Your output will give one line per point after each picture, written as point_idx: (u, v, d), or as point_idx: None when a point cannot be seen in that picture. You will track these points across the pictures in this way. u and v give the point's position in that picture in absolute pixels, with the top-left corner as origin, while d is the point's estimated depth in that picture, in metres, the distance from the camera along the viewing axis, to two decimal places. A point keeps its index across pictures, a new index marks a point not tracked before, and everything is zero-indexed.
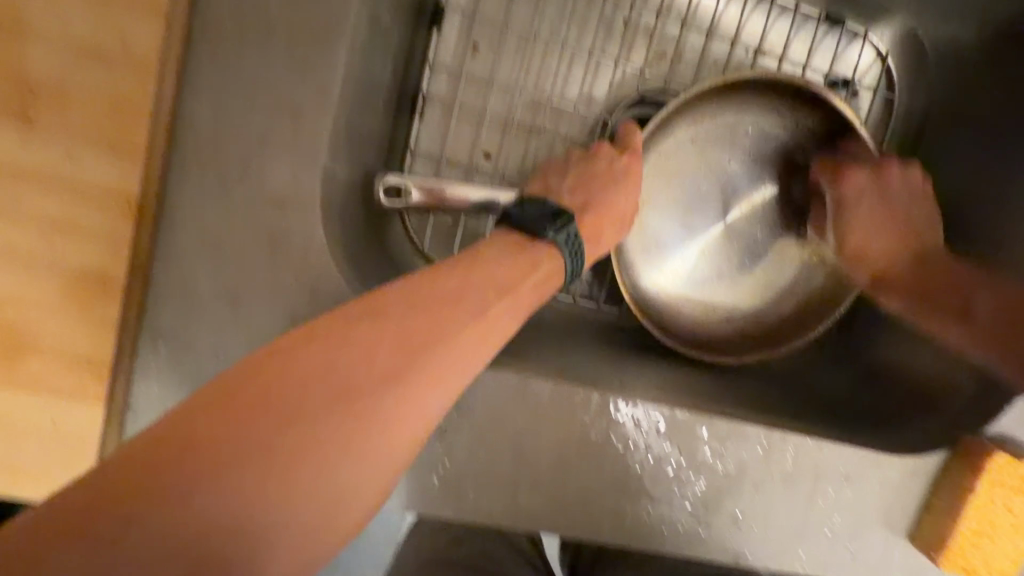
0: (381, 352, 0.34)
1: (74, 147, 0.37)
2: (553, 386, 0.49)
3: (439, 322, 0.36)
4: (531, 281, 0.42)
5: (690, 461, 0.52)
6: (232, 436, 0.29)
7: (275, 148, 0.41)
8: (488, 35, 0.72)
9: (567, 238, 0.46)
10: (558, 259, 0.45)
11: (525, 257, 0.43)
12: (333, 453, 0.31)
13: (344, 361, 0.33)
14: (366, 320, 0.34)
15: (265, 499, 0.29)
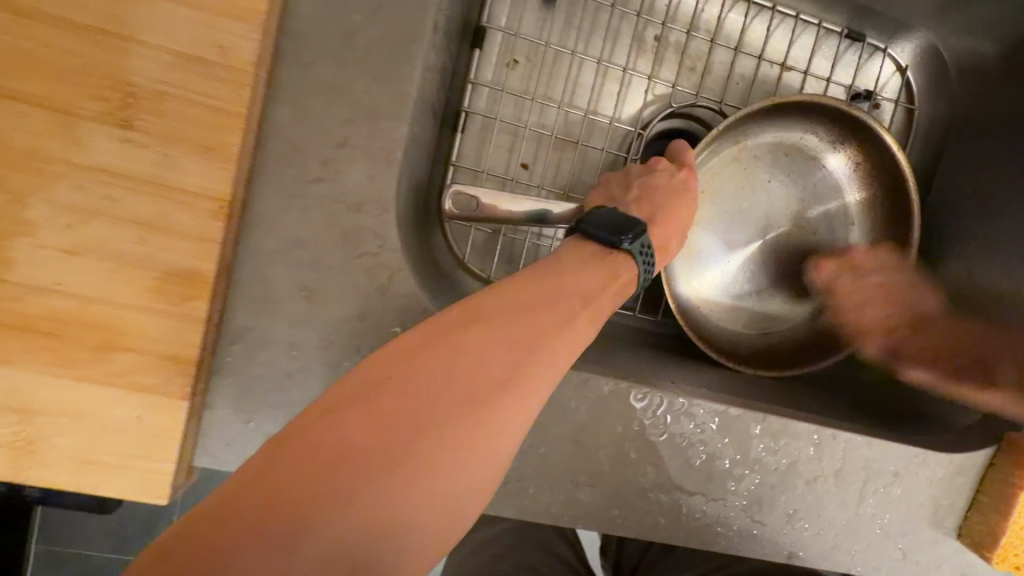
0: (487, 360, 0.34)
1: (166, 148, 0.38)
2: (613, 383, 0.50)
3: (540, 329, 0.37)
4: (610, 289, 0.43)
5: (744, 458, 0.53)
6: (365, 447, 0.29)
7: (355, 152, 0.43)
8: (526, 51, 0.75)
9: (642, 248, 0.47)
10: (635, 272, 0.46)
11: (603, 268, 0.44)
12: (457, 453, 0.32)
13: (456, 367, 0.34)
14: (473, 327, 0.36)
15: (399, 507, 0.29)
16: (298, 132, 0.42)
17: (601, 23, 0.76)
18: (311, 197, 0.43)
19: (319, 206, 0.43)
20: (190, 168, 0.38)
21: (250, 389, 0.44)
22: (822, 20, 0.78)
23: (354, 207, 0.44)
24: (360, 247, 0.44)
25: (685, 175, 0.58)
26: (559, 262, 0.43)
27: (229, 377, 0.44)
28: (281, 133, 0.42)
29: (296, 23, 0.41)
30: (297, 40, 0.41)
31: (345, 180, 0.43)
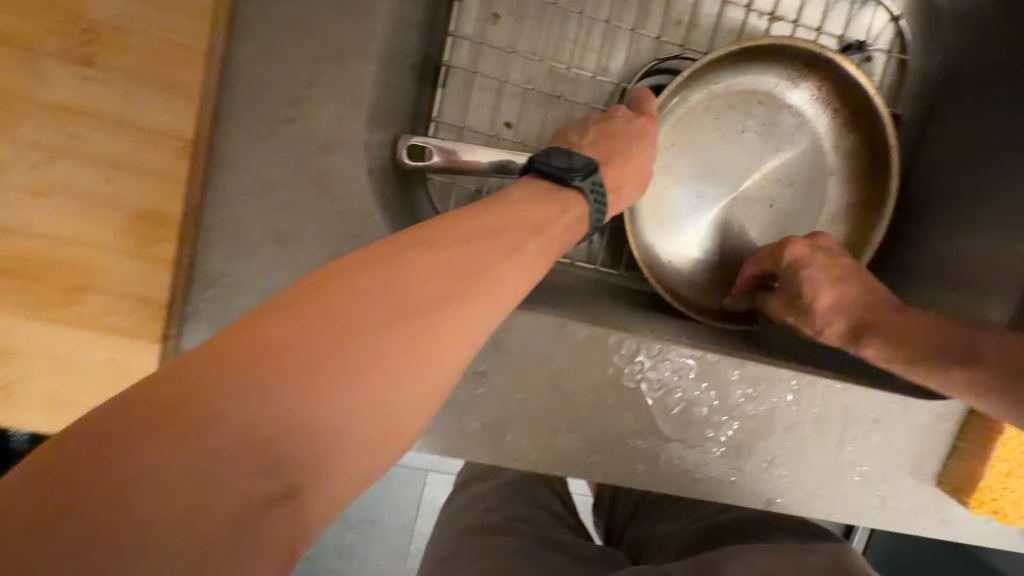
0: (428, 277, 0.35)
1: (129, 86, 0.38)
2: (590, 329, 0.50)
3: (483, 253, 0.39)
4: (563, 221, 0.46)
5: (723, 404, 0.53)
6: (297, 344, 0.30)
7: (323, 92, 0.42)
8: (508, 3, 0.73)
9: (592, 186, 0.50)
10: (586, 207, 0.49)
11: (557, 201, 0.47)
12: (408, 356, 0.33)
13: (400, 284, 0.35)
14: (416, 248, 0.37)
15: (327, 400, 0.29)
16: (266, 70, 0.41)
17: None
18: (279, 138, 0.42)
19: (288, 148, 0.43)
20: (154, 107, 0.38)
21: None
22: None
23: (324, 149, 0.43)
24: (331, 189, 0.44)
25: (644, 122, 0.61)
26: (532, 189, 0.47)
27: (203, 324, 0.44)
28: (246, 69, 0.41)
29: None
30: None
31: (314, 121, 0.43)
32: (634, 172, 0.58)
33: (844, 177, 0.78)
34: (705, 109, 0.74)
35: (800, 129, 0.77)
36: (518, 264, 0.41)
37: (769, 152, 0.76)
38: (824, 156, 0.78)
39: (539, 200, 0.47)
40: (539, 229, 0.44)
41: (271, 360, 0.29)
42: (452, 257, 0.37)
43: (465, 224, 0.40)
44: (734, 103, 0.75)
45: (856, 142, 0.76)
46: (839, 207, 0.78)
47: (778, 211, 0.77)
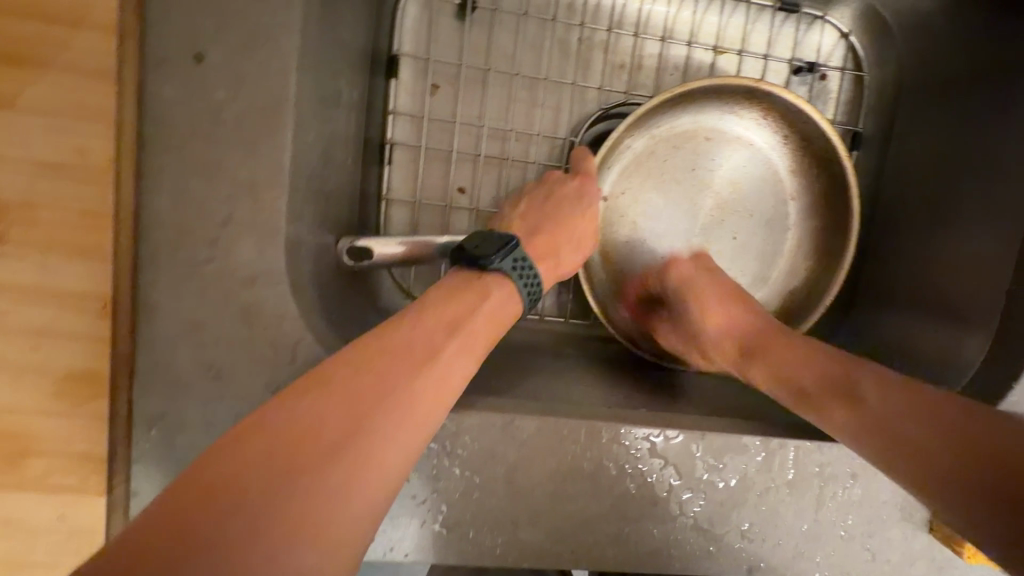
0: (349, 406, 0.35)
1: (48, 256, 0.40)
2: (540, 420, 0.49)
3: (411, 365, 0.38)
4: (484, 312, 0.45)
5: (687, 479, 0.52)
6: (228, 509, 0.29)
7: (237, 229, 0.42)
8: (447, 74, 0.74)
9: (513, 262, 0.50)
10: (510, 288, 0.49)
11: (474, 292, 0.46)
12: (342, 493, 0.32)
13: (325, 421, 0.34)
14: (339, 375, 0.36)
15: (265, 558, 0.29)
16: (175, 218, 0.41)
17: (520, 35, 0.75)
18: (198, 280, 0.42)
19: (210, 288, 0.43)
20: (72, 273, 0.41)
21: None
22: None
23: (246, 283, 0.43)
24: (259, 321, 0.44)
25: (578, 183, 0.61)
26: (454, 288, 0.46)
27: None
28: (156, 219, 0.41)
29: (155, 111, 0.40)
30: (157, 124, 0.40)
31: (231, 258, 0.43)
32: (571, 238, 0.58)
33: (806, 201, 0.77)
34: (652, 154, 0.74)
35: (752, 159, 0.76)
36: (446, 368, 0.40)
37: (725, 187, 0.75)
38: (782, 183, 0.77)
39: (458, 296, 0.46)
40: (462, 327, 0.43)
41: (203, 531, 0.28)
42: (366, 387, 0.36)
43: (379, 341, 0.39)
44: (681, 145, 0.74)
45: (812, 167, 0.75)
46: (804, 233, 0.77)
47: (742, 244, 0.76)
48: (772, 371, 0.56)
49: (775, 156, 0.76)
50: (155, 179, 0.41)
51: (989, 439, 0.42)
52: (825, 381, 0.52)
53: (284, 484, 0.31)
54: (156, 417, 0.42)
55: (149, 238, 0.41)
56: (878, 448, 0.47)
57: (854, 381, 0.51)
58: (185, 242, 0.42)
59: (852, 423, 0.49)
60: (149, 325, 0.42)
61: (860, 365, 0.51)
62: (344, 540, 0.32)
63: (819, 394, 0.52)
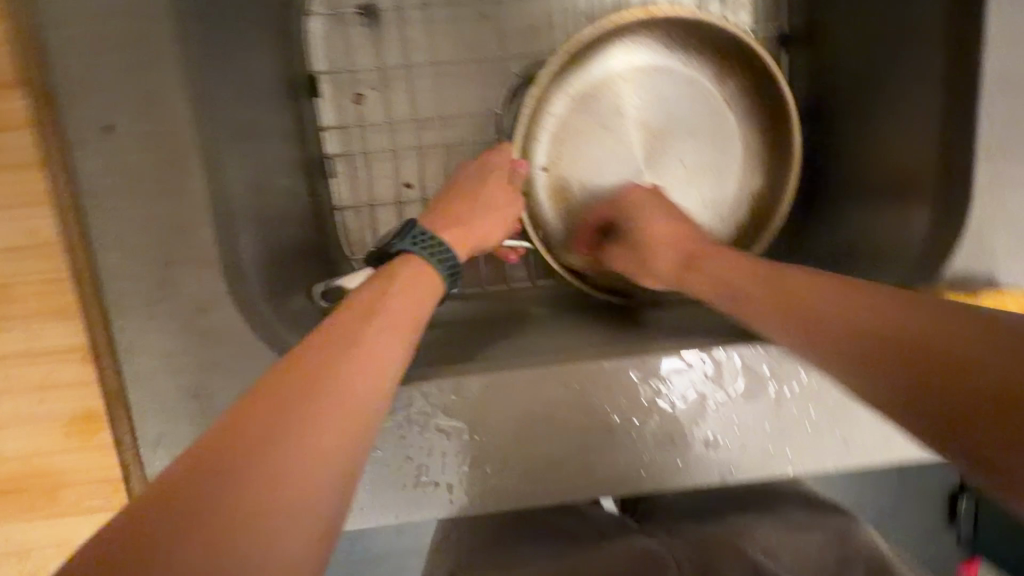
0: (306, 371, 0.41)
1: (34, 325, 0.48)
2: (487, 377, 0.54)
3: (355, 333, 0.44)
4: (404, 286, 0.51)
5: (637, 403, 0.55)
6: (214, 468, 0.34)
7: (178, 266, 0.49)
8: (368, 79, 0.78)
9: (414, 238, 0.57)
10: (416, 256, 0.55)
11: (394, 270, 0.53)
12: (311, 438, 0.37)
13: (286, 388, 0.39)
14: (292, 355, 0.42)
15: (253, 500, 0.34)
16: (125, 267, 0.48)
17: (428, 24, 0.78)
18: (158, 317, 0.49)
19: (169, 320, 0.50)
20: (56, 332, 0.49)
21: None
22: None
23: (199, 310, 0.50)
24: (218, 340, 0.50)
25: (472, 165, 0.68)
26: (377, 276, 0.52)
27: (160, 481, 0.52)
28: (111, 271, 0.48)
29: (84, 183, 0.47)
30: (91, 192, 0.47)
31: (181, 291, 0.49)
32: (475, 206, 0.63)
33: (743, 107, 0.76)
34: (581, 104, 0.75)
35: (677, 82, 0.76)
36: (380, 348, 0.45)
37: (659, 115, 0.76)
38: (714, 95, 0.76)
39: (383, 288, 0.51)
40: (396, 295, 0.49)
41: (195, 489, 0.33)
42: (318, 355, 0.42)
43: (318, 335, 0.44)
44: (606, 87, 0.75)
45: (735, 72, 0.74)
46: (749, 138, 0.77)
47: (690, 165, 0.77)
48: (738, 302, 0.54)
49: (698, 71, 0.76)
50: (100, 240, 0.48)
51: (944, 340, 0.37)
52: (785, 305, 0.49)
53: (256, 448, 0.36)
54: (153, 437, 0.50)
55: (108, 291, 0.48)
56: (833, 352, 0.43)
57: (840, 292, 0.46)
58: (139, 287, 0.49)
59: (814, 329, 0.45)
60: (128, 363, 0.49)
61: (835, 287, 0.47)
62: (308, 498, 0.36)
63: (789, 308, 0.48)
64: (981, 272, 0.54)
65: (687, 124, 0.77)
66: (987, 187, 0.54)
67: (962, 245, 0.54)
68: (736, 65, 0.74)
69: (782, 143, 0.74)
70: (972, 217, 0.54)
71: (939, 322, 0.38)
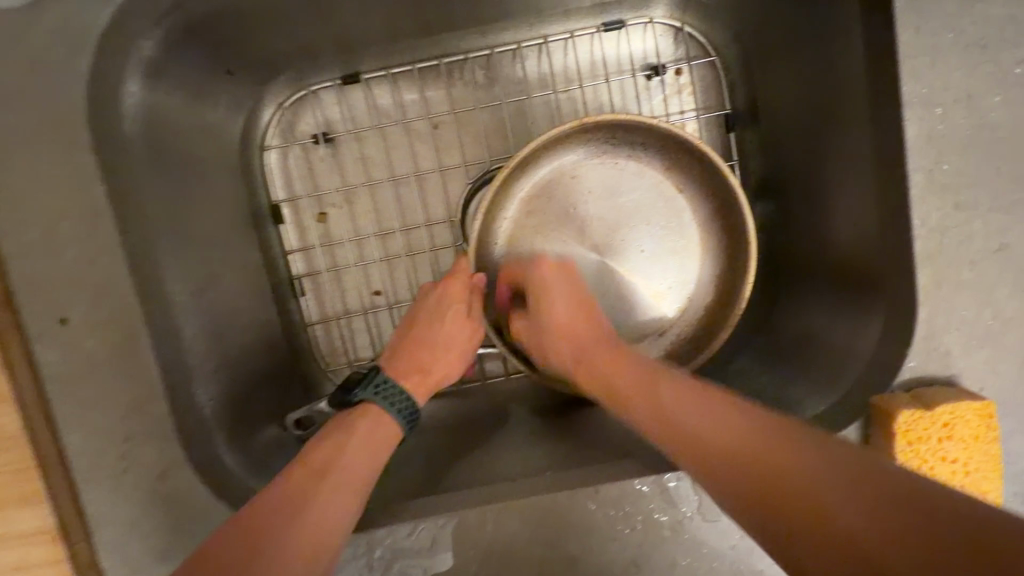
0: (264, 520, 0.46)
1: (14, 504, 0.53)
2: (443, 516, 0.55)
3: (312, 483, 0.49)
4: (364, 432, 0.56)
5: (593, 531, 0.55)
6: None
7: (137, 438, 0.51)
8: (332, 199, 0.81)
9: (373, 388, 0.60)
10: (374, 410, 0.58)
11: (355, 416, 0.57)
12: None
13: (244, 533, 0.44)
14: (257, 501, 0.47)
15: None
16: (87, 446, 0.51)
17: (381, 140, 0.80)
18: (119, 489, 0.51)
19: (129, 492, 0.52)
20: (31, 510, 0.53)
21: None
22: (574, 29, 0.78)
23: (159, 477, 0.52)
24: (177, 505, 0.52)
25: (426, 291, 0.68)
26: (339, 424, 0.56)
27: None
28: (74, 451, 0.51)
29: (48, 374, 0.50)
30: (50, 381, 0.50)
31: (139, 463, 0.51)
32: (432, 344, 0.66)
33: (693, 192, 0.75)
34: (540, 204, 0.76)
35: (625, 175, 0.76)
36: (344, 477, 0.51)
37: (611, 209, 0.75)
38: (664, 182, 0.76)
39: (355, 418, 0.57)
40: (354, 444, 0.54)
41: None
42: (278, 501, 0.47)
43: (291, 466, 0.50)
44: (563, 184, 0.76)
45: (680, 161, 0.73)
46: (705, 221, 0.76)
47: (649, 252, 0.76)
48: (658, 411, 0.48)
49: (645, 161, 0.75)
50: (65, 423, 0.51)
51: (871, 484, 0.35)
52: (672, 417, 0.47)
53: None
54: None
55: (73, 470, 0.51)
56: (770, 510, 0.38)
57: (726, 417, 0.44)
58: (100, 463, 0.51)
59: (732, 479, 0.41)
60: (94, 537, 0.52)
61: (734, 415, 0.44)
62: None
63: (692, 444, 0.44)
64: (938, 373, 0.52)
65: (641, 213, 0.76)
66: (932, 289, 0.52)
67: (915, 346, 0.52)
68: (680, 154, 0.73)
69: (737, 226, 0.72)
70: (920, 320, 0.52)
71: (901, 505, 0.34)
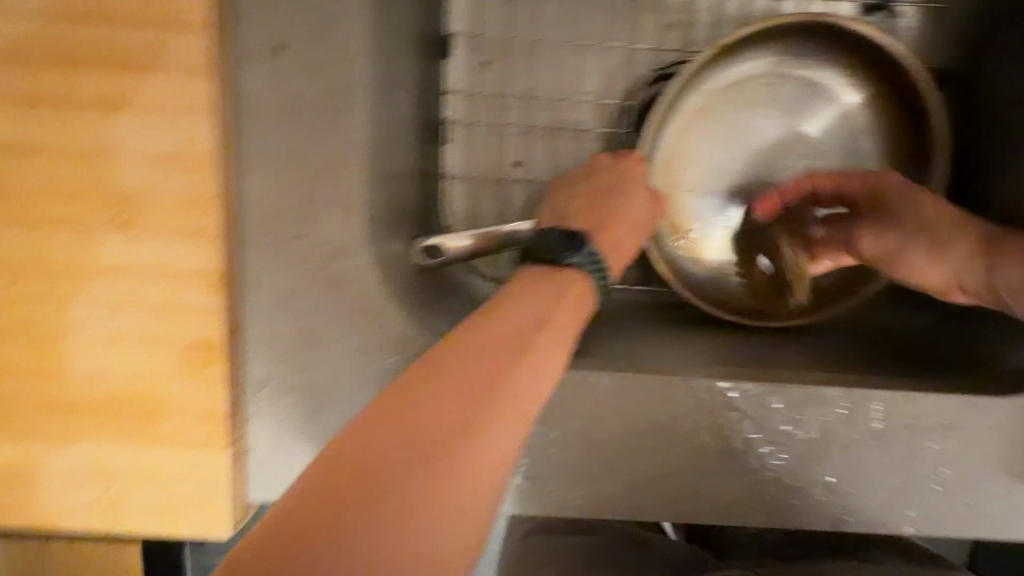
0: (474, 372, 0.37)
1: (160, 244, 0.45)
2: (609, 375, 0.51)
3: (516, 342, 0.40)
4: (570, 301, 0.46)
5: (762, 431, 0.51)
6: (374, 475, 0.32)
7: (323, 205, 0.47)
8: (499, 50, 0.75)
9: (589, 258, 0.48)
10: (587, 284, 0.48)
11: (554, 287, 0.45)
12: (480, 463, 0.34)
13: (461, 378, 0.37)
14: (455, 349, 0.38)
15: (417, 521, 0.31)
16: (268, 201, 0.46)
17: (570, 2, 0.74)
18: (290, 255, 0.47)
19: (302, 260, 0.47)
20: (182, 253, 0.45)
21: (279, 429, 0.50)
22: None
23: (333, 255, 0.47)
24: (348, 288, 0.48)
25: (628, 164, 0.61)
26: (535, 289, 0.45)
27: (262, 421, 0.50)
28: (252, 202, 0.46)
29: (246, 105, 0.45)
30: (244, 113, 0.45)
31: (317, 233, 0.47)
32: (627, 224, 0.57)
33: (864, 101, 0.70)
34: (691, 128, 0.70)
35: (814, 99, 0.70)
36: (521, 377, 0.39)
37: (787, 134, 0.70)
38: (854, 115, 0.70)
39: (533, 302, 0.44)
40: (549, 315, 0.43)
41: (341, 509, 0.31)
42: (486, 354, 0.39)
43: (494, 324, 0.41)
44: (722, 105, 0.70)
45: (887, 106, 0.69)
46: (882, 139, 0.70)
47: (830, 156, 0.70)
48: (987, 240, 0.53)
49: (847, 89, 0.70)
50: (249, 166, 0.45)
51: None
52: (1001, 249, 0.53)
53: (418, 450, 0.33)
54: (268, 375, 0.49)
55: (245, 218, 0.46)
56: None
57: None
58: (276, 220, 0.46)
59: None
60: (250, 297, 0.47)
61: None
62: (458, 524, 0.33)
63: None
64: None
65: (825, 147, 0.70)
66: None
67: None
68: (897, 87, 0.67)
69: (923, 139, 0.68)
70: None
71: None
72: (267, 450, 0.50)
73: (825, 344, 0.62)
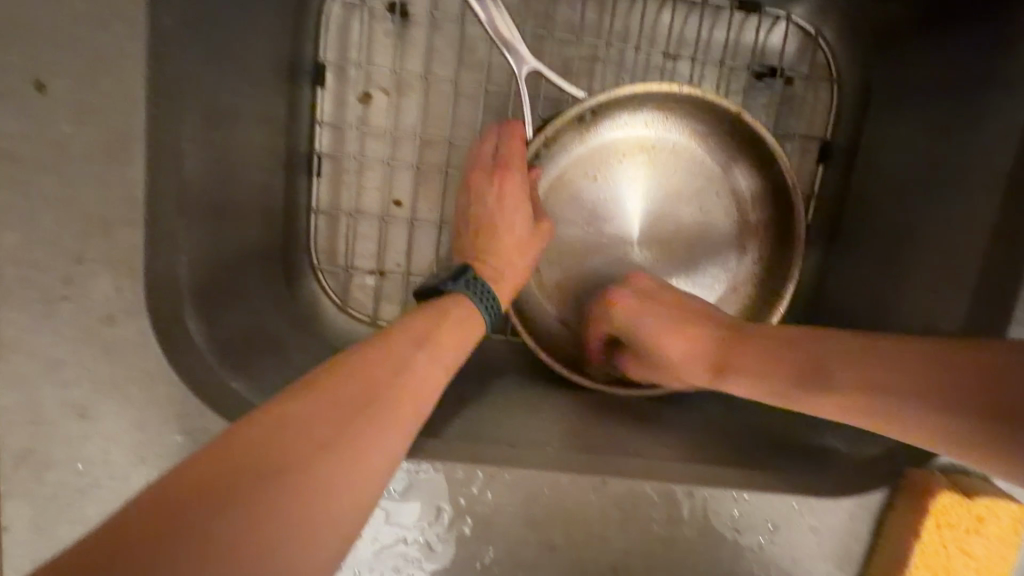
0: (354, 385, 0.38)
1: None
2: (425, 461, 0.47)
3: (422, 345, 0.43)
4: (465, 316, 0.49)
5: (583, 523, 0.49)
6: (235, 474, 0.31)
7: (94, 263, 0.41)
8: (382, 81, 0.69)
9: (469, 284, 0.52)
10: (466, 303, 0.50)
11: (435, 310, 0.48)
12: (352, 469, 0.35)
13: (338, 388, 0.37)
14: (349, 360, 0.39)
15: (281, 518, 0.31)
16: (29, 255, 0.41)
17: (460, 39, 0.69)
18: (55, 316, 0.42)
19: (69, 322, 0.42)
20: None
21: (41, 512, 0.44)
22: None
23: (105, 319, 0.42)
24: (125, 357, 0.43)
25: (499, 187, 0.56)
26: (422, 310, 0.47)
27: (21, 500, 0.43)
28: (10, 255, 0.40)
29: (4, 147, 0.39)
30: (0, 157, 0.39)
31: (86, 294, 0.41)
32: (499, 251, 0.56)
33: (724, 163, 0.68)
34: (564, 180, 0.66)
35: (674, 161, 0.68)
36: (413, 389, 0.40)
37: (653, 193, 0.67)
38: (716, 175, 0.68)
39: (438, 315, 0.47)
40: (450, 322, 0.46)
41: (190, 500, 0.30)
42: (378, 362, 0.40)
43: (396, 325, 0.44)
44: (596, 165, 0.67)
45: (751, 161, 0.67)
46: (746, 220, 0.69)
47: (693, 212, 0.68)
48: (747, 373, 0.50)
49: (704, 150, 0.68)
50: (7, 215, 0.40)
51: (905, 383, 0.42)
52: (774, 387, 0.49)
53: (289, 453, 0.33)
54: (25, 449, 0.43)
55: (3, 273, 0.41)
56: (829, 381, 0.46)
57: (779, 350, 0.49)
58: (38, 275, 0.41)
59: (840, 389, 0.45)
60: (7, 360, 0.42)
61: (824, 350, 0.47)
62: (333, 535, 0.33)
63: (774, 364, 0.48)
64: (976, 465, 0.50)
65: (679, 216, 0.68)
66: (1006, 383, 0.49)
67: None
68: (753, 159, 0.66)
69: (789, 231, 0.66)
70: None
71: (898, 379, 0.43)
72: (27, 535, 0.44)
73: (679, 422, 0.59)
